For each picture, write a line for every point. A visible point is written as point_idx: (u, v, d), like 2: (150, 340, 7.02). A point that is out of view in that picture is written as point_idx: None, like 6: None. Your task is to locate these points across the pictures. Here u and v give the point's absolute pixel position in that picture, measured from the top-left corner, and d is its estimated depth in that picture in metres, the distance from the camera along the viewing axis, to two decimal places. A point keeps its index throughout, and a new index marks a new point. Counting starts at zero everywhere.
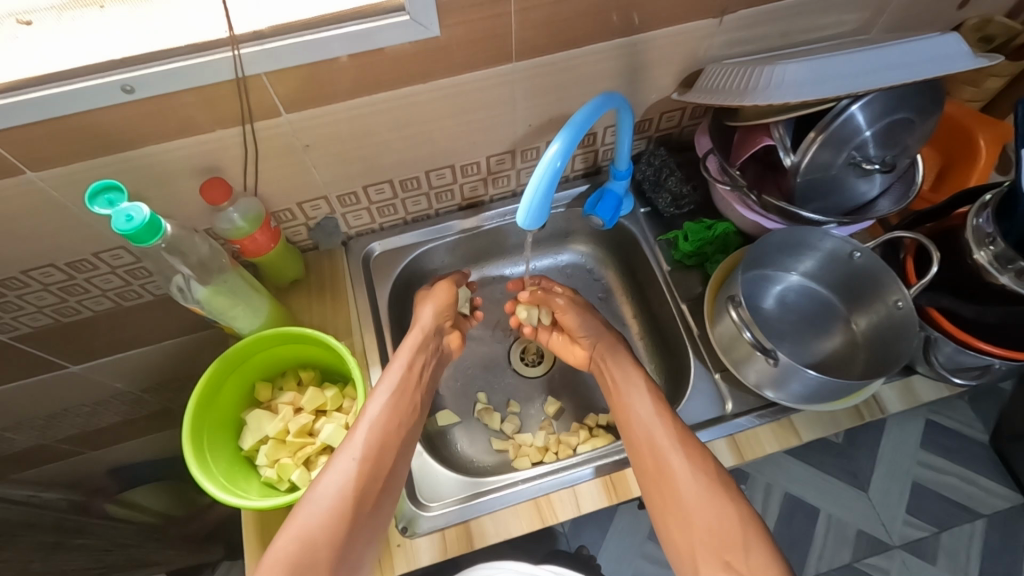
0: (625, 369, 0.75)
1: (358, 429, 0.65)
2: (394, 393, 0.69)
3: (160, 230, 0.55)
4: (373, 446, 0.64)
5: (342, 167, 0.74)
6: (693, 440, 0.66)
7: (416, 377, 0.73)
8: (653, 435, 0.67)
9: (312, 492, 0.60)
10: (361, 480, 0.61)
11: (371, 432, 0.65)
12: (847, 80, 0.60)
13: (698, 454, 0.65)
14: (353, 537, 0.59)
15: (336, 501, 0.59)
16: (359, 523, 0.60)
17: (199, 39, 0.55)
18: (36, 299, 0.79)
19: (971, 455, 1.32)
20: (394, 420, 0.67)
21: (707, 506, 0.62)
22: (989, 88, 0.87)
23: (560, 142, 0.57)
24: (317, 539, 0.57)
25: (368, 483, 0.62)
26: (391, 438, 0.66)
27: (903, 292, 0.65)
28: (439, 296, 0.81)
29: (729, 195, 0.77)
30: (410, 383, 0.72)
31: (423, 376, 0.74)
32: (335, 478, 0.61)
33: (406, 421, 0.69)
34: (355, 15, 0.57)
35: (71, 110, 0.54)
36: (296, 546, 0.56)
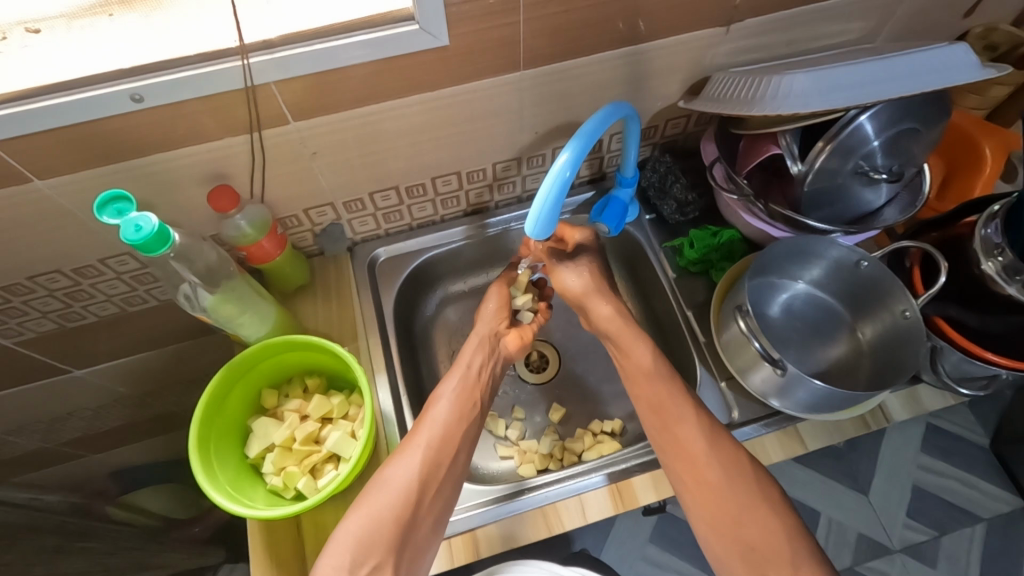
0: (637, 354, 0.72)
1: (428, 418, 0.67)
2: (460, 388, 0.70)
3: (169, 239, 0.54)
4: (441, 437, 0.65)
5: (348, 174, 0.74)
6: (727, 448, 0.65)
7: (477, 374, 0.73)
8: (685, 445, 0.65)
9: (382, 477, 0.62)
10: (428, 467, 0.63)
11: (437, 422, 0.66)
12: (855, 90, 0.60)
13: (735, 466, 0.64)
14: (415, 523, 0.60)
15: (403, 487, 0.61)
16: (423, 510, 0.61)
17: (208, 48, 0.54)
18: (42, 305, 0.79)
19: (971, 459, 1.33)
20: (458, 411, 0.68)
21: (750, 521, 0.62)
22: (993, 96, 0.87)
23: (570, 151, 0.57)
24: (383, 520, 0.59)
25: (432, 471, 0.63)
26: (456, 427, 0.67)
27: (910, 303, 0.65)
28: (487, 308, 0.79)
29: (734, 203, 0.77)
30: (469, 379, 0.72)
31: (484, 375, 0.74)
32: (403, 463, 0.63)
33: (472, 414, 0.70)
34: (364, 24, 0.56)
35: (80, 119, 0.54)
36: (362, 525, 0.58)
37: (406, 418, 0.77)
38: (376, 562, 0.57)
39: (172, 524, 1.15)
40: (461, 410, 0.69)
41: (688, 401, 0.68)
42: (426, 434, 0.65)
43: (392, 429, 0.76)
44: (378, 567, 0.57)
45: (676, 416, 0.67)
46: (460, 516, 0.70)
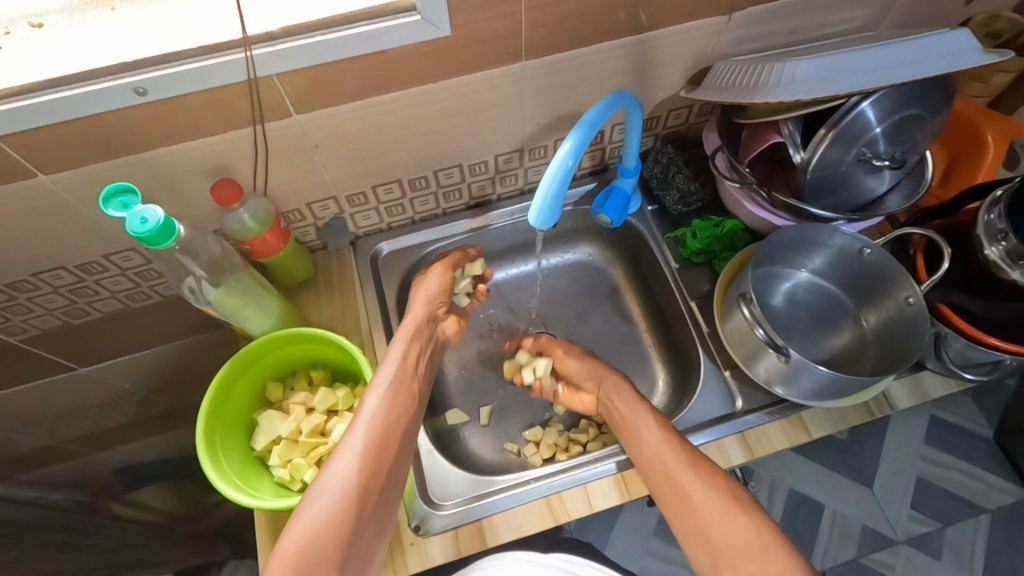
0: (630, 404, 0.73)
1: (359, 424, 0.64)
2: (390, 386, 0.67)
3: (174, 231, 0.54)
4: (374, 441, 0.63)
5: (351, 167, 0.74)
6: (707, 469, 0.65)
7: (413, 367, 0.72)
8: (663, 461, 0.66)
9: (313, 491, 0.60)
10: (363, 474, 0.61)
11: (365, 428, 0.64)
12: (858, 76, 0.60)
13: (709, 476, 0.64)
14: (359, 530, 0.59)
15: (339, 495, 0.59)
16: (365, 517, 0.59)
17: (211, 41, 0.54)
18: (47, 301, 0.79)
19: (974, 450, 1.33)
20: (390, 409, 0.66)
21: (726, 523, 0.61)
22: (996, 84, 0.86)
23: (572, 141, 0.57)
24: (323, 534, 0.57)
25: (370, 478, 0.61)
26: (392, 430, 0.65)
27: (913, 289, 0.65)
28: (431, 281, 0.79)
29: (737, 192, 0.77)
30: (405, 373, 0.70)
31: (420, 365, 0.73)
32: (336, 474, 0.61)
33: (408, 412, 0.68)
34: (365, 15, 0.56)
35: (83, 113, 0.54)
36: (303, 542, 0.56)
37: None
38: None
39: (178, 522, 1.15)
40: (396, 409, 0.67)
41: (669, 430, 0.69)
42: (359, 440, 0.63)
43: None
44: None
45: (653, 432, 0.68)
46: (459, 506, 0.70)
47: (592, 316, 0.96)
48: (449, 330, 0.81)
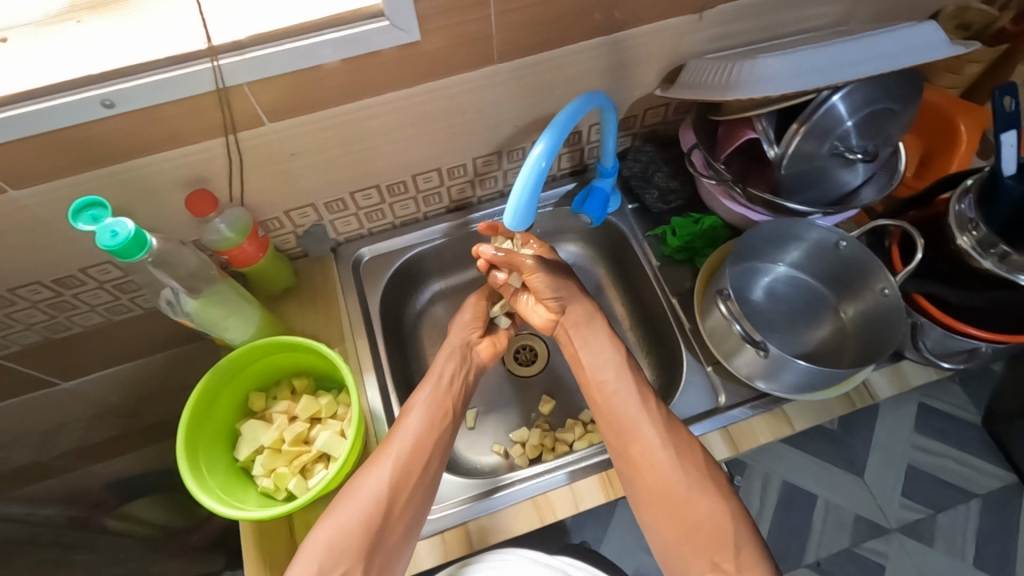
0: (596, 337, 0.75)
1: (395, 435, 0.67)
2: (429, 401, 0.70)
3: (146, 243, 0.54)
4: (409, 450, 0.66)
5: (329, 175, 0.74)
6: (680, 435, 0.67)
7: (448, 384, 0.74)
8: (640, 430, 0.67)
9: (350, 494, 0.63)
10: (395, 480, 0.63)
11: (399, 438, 0.66)
12: (826, 72, 0.61)
13: (687, 449, 0.66)
14: (384, 533, 0.61)
15: (370, 497, 0.62)
16: (393, 521, 0.62)
17: (177, 52, 0.54)
18: (25, 317, 0.78)
19: (963, 437, 1.34)
20: (425, 420, 0.69)
21: (699, 498, 0.64)
22: (969, 74, 0.87)
23: (544, 143, 0.58)
24: (351, 532, 0.60)
25: (401, 483, 0.64)
26: (426, 441, 0.67)
27: (888, 280, 0.66)
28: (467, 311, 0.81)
29: (714, 188, 0.77)
30: (440, 390, 0.72)
31: (458, 385, 0.75)
32: (370, 477, 0.64)
33: (444, 425, 0.70)
34: (333, 22, 0.56)
35: (50, 127, 0.53)
36: (331, 538, 0.59)
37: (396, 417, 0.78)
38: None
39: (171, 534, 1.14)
40: (433, 420, 0.69)
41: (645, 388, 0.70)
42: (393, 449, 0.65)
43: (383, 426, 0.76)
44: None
45: (631, 399, 0.69)
46: (477, 488, 0.72)
47: None
48: (484, 352, 0.80)
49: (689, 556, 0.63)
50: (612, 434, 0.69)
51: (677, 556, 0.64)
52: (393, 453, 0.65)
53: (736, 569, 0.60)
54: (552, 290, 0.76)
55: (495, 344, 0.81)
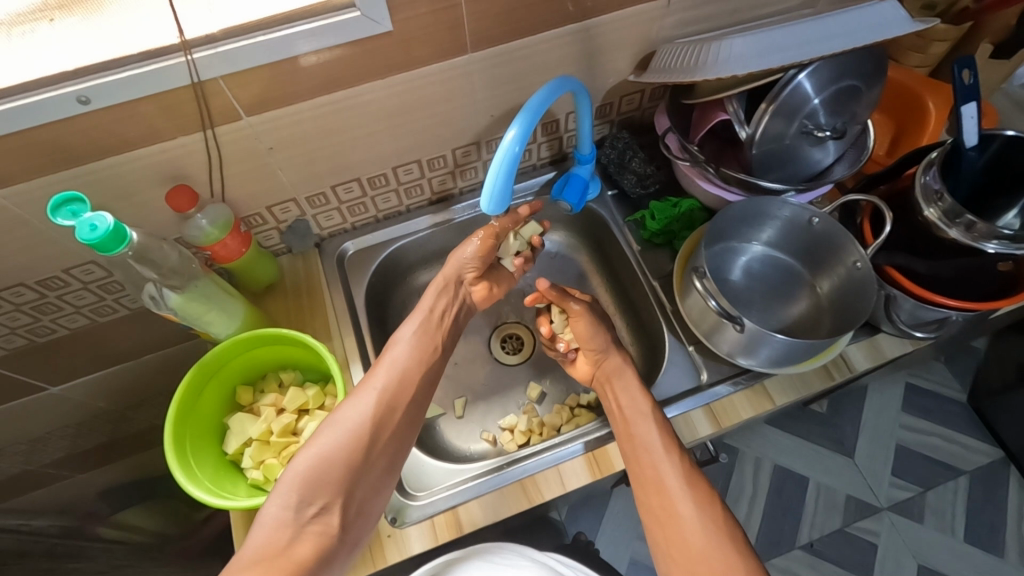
0: (630, 395, 0.72)
1: (381, 366, 0.69)
2: (416, 334, 0.72)
3: (126, 237, 0.55)
4: (394, 381, 0.68)
5: (310, 168, 0.74)
6: (701, 485, 0.65)
7: (439, 321, 0.76)
8: (663, 481, 0.64)
9: (333, 419, 0.64)
10: (381, 411, 0.65)
11: (387, 370, 0.68)
12: (791, 50, 0.62)
13: (708, 506, 0.63)
14: (367, 462, 0.62)
15: (356, 424, 0.63)
16: (375, 452, 0.64)
17: (152, 46, 0.55)
18: (10, 320, 0.78)
19: (949, 414, 1.36)
20: (412, 356, 0.71)
21: (715, 554, 0.59)
22: (935, 53, 0.89)
23: (516, 127, 0.58)
24: (336, 457, 0.61)
25: (386, 414, 0.65)
26: (412, 375, 0.70)
27: (860, 253, 0.67)
28: (473, 247, 0.77)
29: (689, 171, 0.78)
30: (431, 327, 0.74)
31: (445, 321, 0.77)
32: (355, 404, 0.65)
33: (430, 360, 0.72)
34: (305, 14, 0.57)
35: (27, 125, 0.54)
36: (314, 462, 0.60)
37: None
38: (325, 503, 0.59)
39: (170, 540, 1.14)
40: (420, 356, 0.71)
41: (671, 436, 0.67)
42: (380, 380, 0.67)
43: None
44: (327, 507, 0.59)
45: (658, 448, 0.66)
46: (495, 462, 0.74)
47: None
48: (479, 291, 0.81)
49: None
50: (636, 483, 0.66)
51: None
52: (381, 384, 0.67)
53: None
54: (591, 341, 0.76)
55: (489, 290, 0.82)
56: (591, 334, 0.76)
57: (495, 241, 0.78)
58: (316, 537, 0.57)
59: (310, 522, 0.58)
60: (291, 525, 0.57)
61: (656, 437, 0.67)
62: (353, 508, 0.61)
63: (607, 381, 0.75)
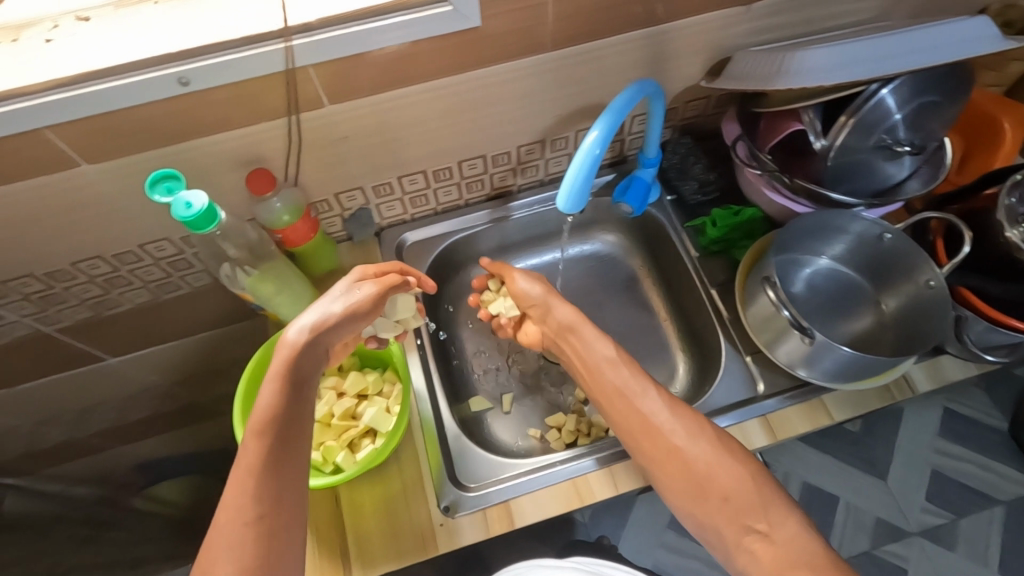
0: (591, 345, 0.69)
1: (229, 491, 0.51)
2: (267, 430, 0.53)
3: (216, 218, 0.56)
4: (253, 506, 0.50)
5: (377, 158, 0.75)
6: (684, 409, 0.63)
7: (298, 395, 0.56)
8: (647, 417, 0.62)
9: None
10: (254, 546, 0.49)
11: (233, 505, 0.50)
12: (876, 63, 0.62)
13: (694, 423, 0.61)
14: None
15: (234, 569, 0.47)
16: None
17: (251, 32, 0.56)
18: (81, 292, 0.81)
19: (989, 442, 1.33)
20: (271, 435, 0.53)
21: (721, 468, 0.57)
22: (1010, 72, 0.87)
23: (598, 129, 0.59)
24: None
25: (264, 550, 0.49)
26: (274, 484, 0.51)
27: (934, 272, 0.66)
28: (360, 300, 0.62)
29: (757, 179, 0.78)
30: (284, 414, 0.55)
31: (298, 379, 0.57)
32: (218, 554, 0.48)
33: (286, 452, 0.53)
34: (396, 7, 0.58)
35: (127, 102, 0.56)
36: None
37: (438, 398, 0.79)
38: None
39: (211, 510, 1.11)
40: (288, 418, 0.55)
41: (642, 376, 0.65)
42: (238, 495, 0.50)
43: (426, 406, 0.78)
44: None
45: (635, 392, 0.64)
46: (535, 466, 0.73)
47: (611, 306, 0.97)
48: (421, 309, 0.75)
49: (727, 534, 0.56)
50: (624, 431, 0.63)
51: (718, 541, 0.57)
52: (236, 505, 0.50)
53: (771, 527, 0.54)
54: (528, 300, 0.76)
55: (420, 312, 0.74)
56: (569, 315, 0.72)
57: (380, 290, 0.64)
58: None
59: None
60: None
61: (625, 373, 0.65)
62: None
63: (556, 339, 0.74)
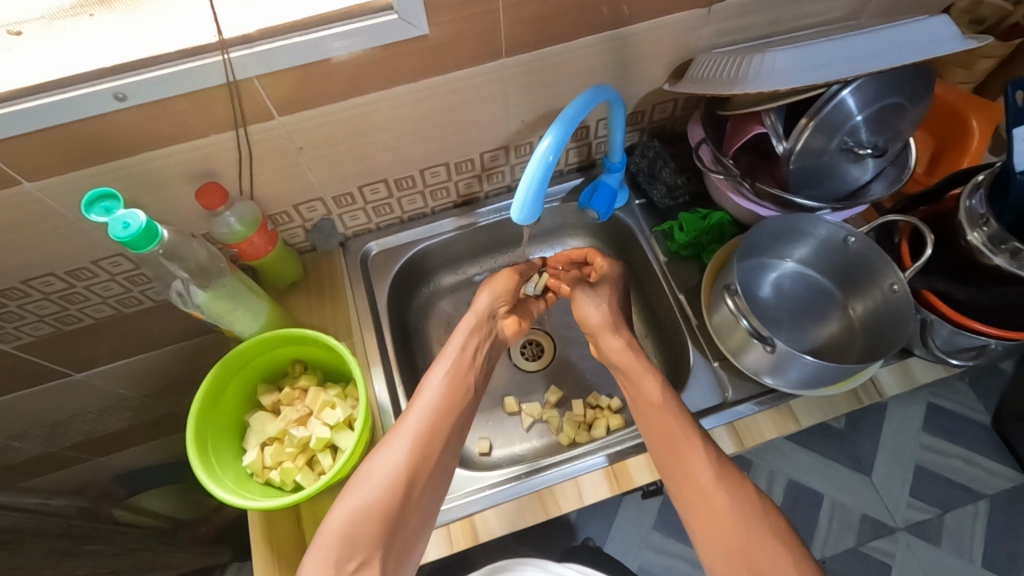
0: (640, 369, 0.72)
1: (415, 410, 0.67)
2: (448, 378, 0.70)
3: (156, 236, 0.55)
4: (426, 430, 0.65)
5: (338, 168, 0.74)
6: (730, 470, 0.64)
7: (470, 359, 0.74)
8: (699, 482, 0.62)
9: (367, 469, 0.62)
10: (416, 459, 0.62)
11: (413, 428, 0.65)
12: (835, 66, 0.61)
13: (744, 493, 0.62)
14: (408, 512, 0.60)
15: (394, 474, 0.61)
16: (412, 502, 0.61)
17: (187, 45, 0.54)
18: (37, 308, 0.79)
19: (973, 437, 1.33)
20: (447, 403, 0.68)
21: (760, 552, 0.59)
22: (980, 70, 0.86)
23: (551, 137, 0.58)
24: (372, 510, 0.59)
25: (422, 463, 0.63)
26: (446, 417, 0.67)
27: (897, 276, 0.65)
28: (499, 284, 0.79)
29: (722, 184, 0.77)
30: (463, 365, 0.72)
31: (478, 358, 0.75)
32: (391, 453, 0.63)
33: (464, 403, 0.70)
34: (342, 15, 0.57)
35: (66, 119, 0.54)
36: (353, 513, 0.58)
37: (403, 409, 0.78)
38: (364, 557, 0.57)
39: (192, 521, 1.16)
40: (452, 404, 0.68)
41: (695, 429, 0.65)
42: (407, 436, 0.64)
43: (389, 418, 0.76)
44: (366, 562, 0.57)
45: (686, 443, 0.64)
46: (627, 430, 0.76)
47: None
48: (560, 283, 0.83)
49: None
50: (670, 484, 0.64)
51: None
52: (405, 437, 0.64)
53: None
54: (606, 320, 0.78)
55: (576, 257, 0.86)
56: (588, 310, 0.78)
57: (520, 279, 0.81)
58: None
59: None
60: None
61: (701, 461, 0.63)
62: (392, 557, 0.58)
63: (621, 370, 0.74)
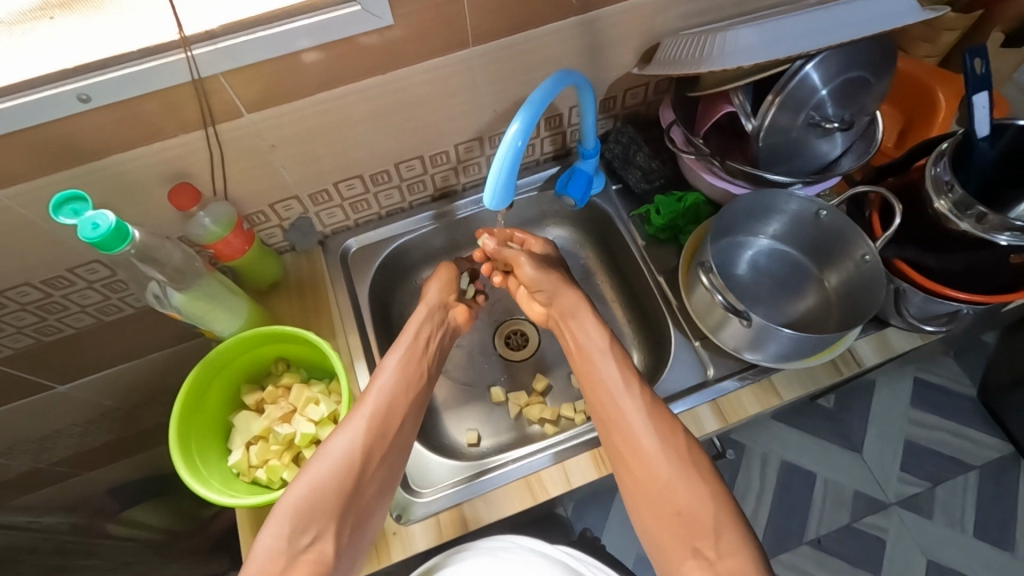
0: (587, 327, 0.75)
1: (371, 392, 0.68)
2: (403, 361, 0.71)
3: (128, 236, 0.55)
4: (382, 409, 0.66)
5: (312, 165, 0.74)
6: (661, 412, 0.66)
7: (424, 345, 0.75)
8: (625, 419, 0.66)
9: (324, 449, 0.63)
10: (371, 438, 0.64)
11: (368, 409, 0.66)
12: (797, 41, 0.61)
13: (671, 432, 0.64)
14: (361, 490, 0.62)
15: (348, 456, 0.62)
16: (367, 479, 0.63)
17: (151, 43, 0.54)
18: (15, 320, 0.78)
19: (960, 409, 1.35)
20: (402, 386, 0.69)
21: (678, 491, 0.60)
22: (944, 43, 0.87)
23: (519, 121, 0.58)
24: (326, 488, 0.60)
25: (376, 442, 0.64)
26: (400, 399, 0.69)
27: (869, 246, 0.66)
28: (446, 275, 0.82)
29: (695, 164, 0.78)
30: (415, 351, 0.74)
31: (431, 346, 0.76)
32: (348, 432, 0.64)
33: (417, 386, 0.71)
34: (306, 9, 0.57)
35: (31, 122, 0.54)
36: (308, 493, 0.59)
37: None
38: (319, 531, 0.58)
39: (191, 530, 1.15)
40: (406, 387, 0.70)
41: (631, 373, 0.69)
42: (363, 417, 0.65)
43: None
44: (321, 535, 0.58)
45: (619, 386, 0.68)
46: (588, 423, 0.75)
47: None
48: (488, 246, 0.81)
49: (669, 549, 0.59)
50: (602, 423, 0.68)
51: (661, 555, 0.60)
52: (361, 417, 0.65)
53: (718, 556, 0.56)
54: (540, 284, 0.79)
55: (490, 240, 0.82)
56: (531, 273, 0.78)
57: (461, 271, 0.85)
58: (312, 564, 0.56)
59: (303, 551, 0.57)
60: (285, 555, 0.56)
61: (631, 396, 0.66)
62: (347, 532, 0.60)
63: (561, 320, 0.77)
